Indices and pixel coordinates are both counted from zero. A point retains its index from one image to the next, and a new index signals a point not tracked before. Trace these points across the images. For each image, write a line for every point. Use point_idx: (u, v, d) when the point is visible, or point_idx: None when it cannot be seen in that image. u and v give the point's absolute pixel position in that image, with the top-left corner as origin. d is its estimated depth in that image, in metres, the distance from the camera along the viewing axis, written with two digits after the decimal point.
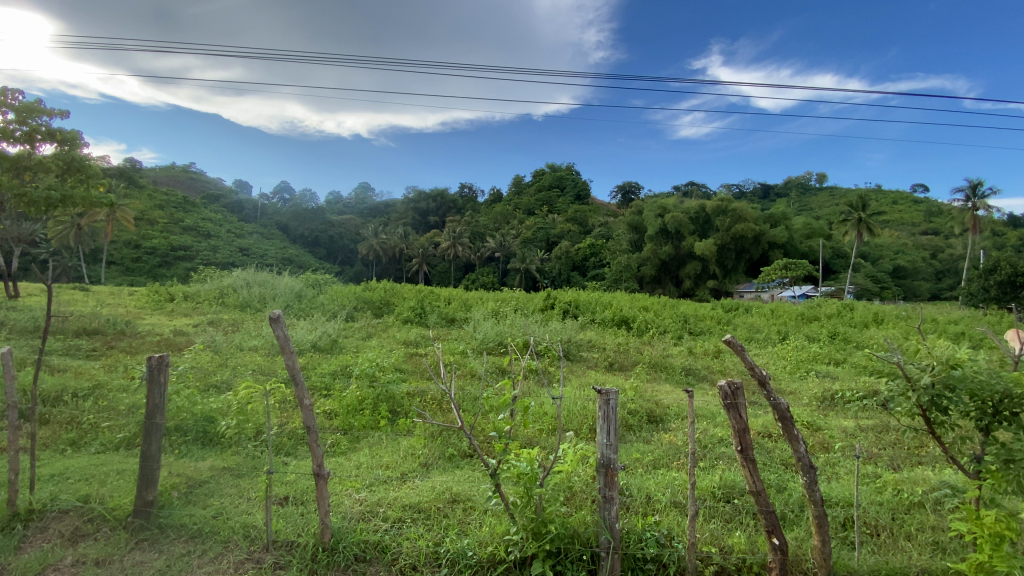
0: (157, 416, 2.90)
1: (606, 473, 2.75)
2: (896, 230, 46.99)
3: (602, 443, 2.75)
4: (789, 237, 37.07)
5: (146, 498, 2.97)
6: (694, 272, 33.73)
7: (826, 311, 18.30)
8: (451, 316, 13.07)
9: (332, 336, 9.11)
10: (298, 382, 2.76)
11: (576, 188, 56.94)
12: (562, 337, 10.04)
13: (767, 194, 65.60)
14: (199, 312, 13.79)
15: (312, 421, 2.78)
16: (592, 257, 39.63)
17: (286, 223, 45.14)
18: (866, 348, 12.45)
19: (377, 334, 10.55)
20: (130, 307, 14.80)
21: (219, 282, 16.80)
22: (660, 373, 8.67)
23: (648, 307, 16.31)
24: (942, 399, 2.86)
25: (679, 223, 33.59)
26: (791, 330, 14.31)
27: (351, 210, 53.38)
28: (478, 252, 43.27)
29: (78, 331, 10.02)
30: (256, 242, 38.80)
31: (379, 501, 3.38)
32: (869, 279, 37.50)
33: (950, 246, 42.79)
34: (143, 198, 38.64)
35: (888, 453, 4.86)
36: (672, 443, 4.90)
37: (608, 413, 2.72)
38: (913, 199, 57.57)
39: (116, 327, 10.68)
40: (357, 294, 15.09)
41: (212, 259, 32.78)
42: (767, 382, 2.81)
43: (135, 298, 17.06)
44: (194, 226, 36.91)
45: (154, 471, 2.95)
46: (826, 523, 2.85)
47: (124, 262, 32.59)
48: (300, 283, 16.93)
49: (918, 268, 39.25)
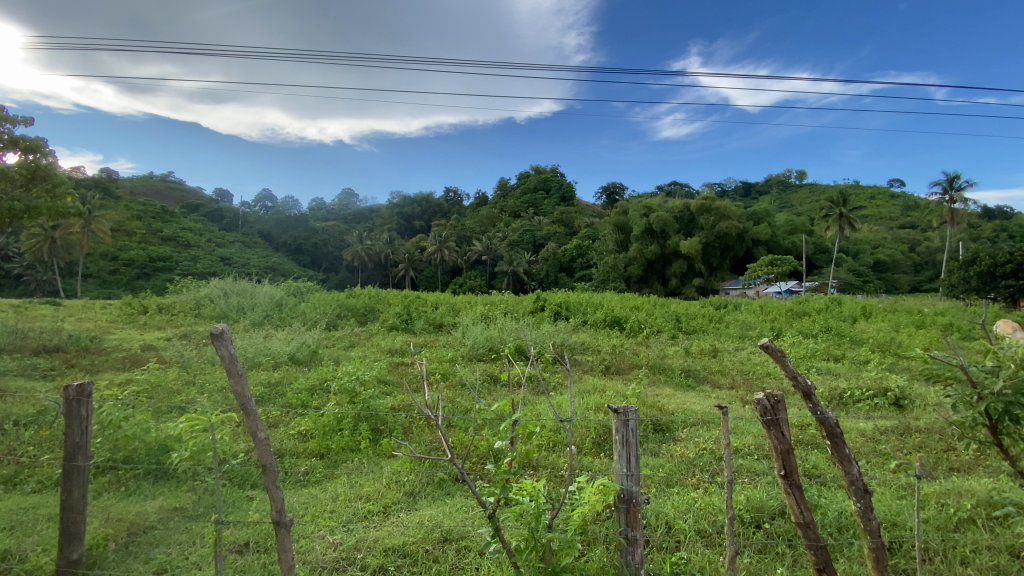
0: (77, 457, 2.37)
1: (628, 510, 2.32)
2: (875, 224, 47.51)
3: (622, 473, 2.32)
4: (773, 234, 37.14)
5: (68, 557, 2.41)
6: (681, 271, 33.58)
7: (814, 305, 18.10)
8: (439, 321, 12.56)
9: (311, 347, 8.56)
10: (249, 413, 2.26)
11: (561, 190, 56.66)
12: (554, 340, 9.58)
13: (748, 191, 66.05)
14: (173, 325, 13.07)
15: (268, 458, 2.30)
16: (579, 258, 39.28)
17: (269, 231, 44.22)
18: (860, 343, 12.22)
19: (360, 343, 10.03)
20: (100, 321, 14.03)
21: (197, 293, 16.10)
22: (660, 375, 8.26)
23: (639, 306, 15.96)
24: (1017, 407, 2.76)
25: (664, 222, 33.42)
26: (783, 326, 14.05)
27: (335, 217, 52.56)
28: (465, 256, 42.70)
29: (37, 350, 9.29)
30: (238, 250, 37.85)
31: (358, 543, 2.91)
32: (851, 273, 37.76)
33: (928, 238, 43.27)
34: (119, 209, 37.56)
35: (916, 458, 4.54)
36: (684, 455, 4.45)
37: (628, 437, 2.30)
38: (891, 194, 58.33)
39: (80, 343, 9.95)
40: (340, 301, 14.50)
41: (192, 270, 31.71)
42: (812, 395, 2.44)
43: (107, 311, 16.21)
44: (173, 236, 35.81)
45: (78, 525, 2.41)
46: (884, 557, 2.52)
47: (101, 274, 31.51)
48: (281, 291, 16.25)
49: (897, 262, 39.68)
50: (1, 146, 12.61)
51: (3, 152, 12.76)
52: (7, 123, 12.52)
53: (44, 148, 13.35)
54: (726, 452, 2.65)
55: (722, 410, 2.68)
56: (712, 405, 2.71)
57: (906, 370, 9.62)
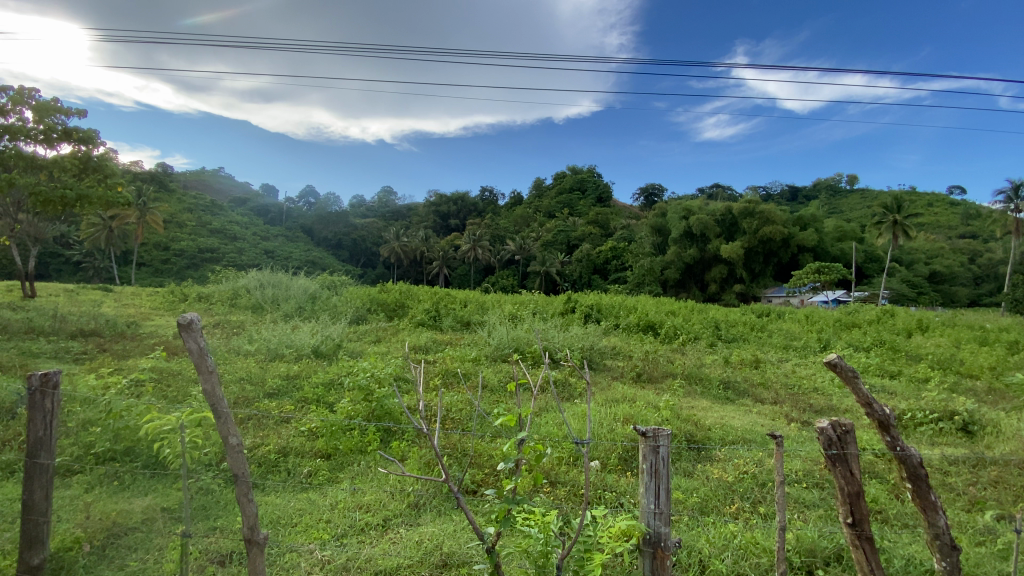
0: (41, 454, 2.28)
1: (654, 555, 1.95)
2: (932, 233, 44.78)
3: (649, 510, 1.95)
4: (820, 240, 35.37)
5: (29, 562, 2.29)
6: (720, 276, 32.38)
7: (864, 316, 16.94)
8: (467, 320, 12.32)
9: (335, 340, 8.41)
10: (221, 416, 2.03)
11: (597, 191, 55.76)
12: (583, 343, 9.15)
13: (794, 195, 63.36)
14: (208, 314, 13.26)
15: (242, 468, 2.05)
16: (614, 260, 38.39)
17: (311, 226, 45.35)
18: (916, 360, 11.28)
19: (386, 338, 9.91)
20: (143, 308, 14.41)
21: (235, 283, 16.37)
22: (696, 386, 7.71)
23: (675, 311, 15.31)
24: None
25: (704, 225, 32.32)
26: (831, 337, 13.12)
27: (374, 213, 53.52)
28: (498, 255, 42.49)
29: (74, 333, 9.49)
30: (281, 244, 38.84)
31: (347, 563, 2.63)
32: (905, 284, 35.59)
33: (989, 249, 40.38)
34: (172, 201, 39.11)
35: (996, 495, 3.97)
36: (722, 478, 3.98)
37: (658, 468, 1.92)
38: (950, 201, 54.84)
39: (116, 329, 10.14)
40: (371, 295, 14.43)
41: (237, 261, 32.62)
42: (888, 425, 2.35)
43: (151, 298, 16.68)
44: (221, 228, 36.92)
45: (41, 529, 2.30)
46: None
47: (154, 263, 32.87)
48: (315, 284, 16.33)
49: (955, 273, 37.15)
50: (56, 137, 13.14)
51: (59, 143, 13.32)
52: (61, 114, 13.04)
53: (96, 139, 13.88)
54: (782, 486, 2.43)
55: (778, 439, 2.50)
56: (768, 433, 2.54)
57: (970, 392, 8.74)
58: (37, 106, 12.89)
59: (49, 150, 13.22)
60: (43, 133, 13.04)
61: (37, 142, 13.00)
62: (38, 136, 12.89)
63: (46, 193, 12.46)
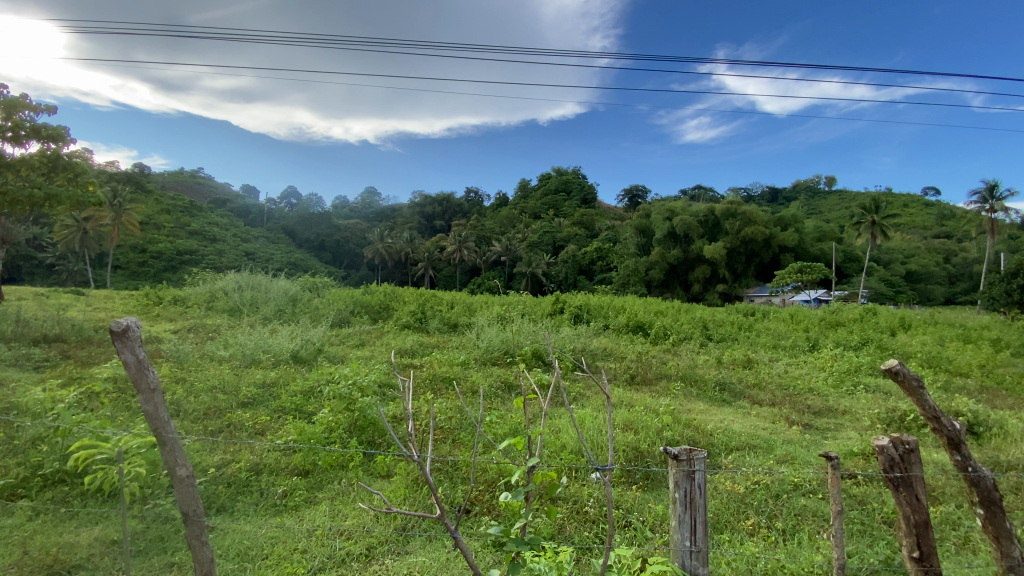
0: None
1: None
2: (908, 234, 45.55)
3: (682, 543, 1.94)
4: (801, 240, 35.69)
5: None
6: (704, 276, 32.46)
7: (848, 315, 16.96)
8: (454, 322, 11.98)
9: (317, 344, 8.02)
10: (167, 444, 2.02)
11: (582, 192, 55.73)
12: (575, 345, 8.87)
13: (775, 196, 64.11)
14: (184, 317, 12.71)
15: (193, 505, 2.05)
16: (599, 261, 38.26)
17: (292, 228, 44.44)
18: (904, 357, 11.22)
19: (370, 342, 9.53)
20: (115, 312, 13.76)
21: (212, 286, 15.73)
22: (692, 388, 7.48)
23: (663, 312, 15.10)
24: None
25: (688, 226, 32.33)
26: (818, 336, 13.01)
27: (357, 215, 52.73)
28: (484, 256, 42.11)
29: (37, 339, 8.91)
30: (262, 245, 37.99)
31: None
32: (884, 283, 36.06)
33: (964, 249, 41.17)
34: (149, 202, 37.98)
35: (1017, 503, 3.77)
36: (734, 490, 3.69)
37: (693, 497, 1.91)
38: (924, 202, 55.87)
39: (83, 334, 9.56)
40: (355, 297, 13.99)
41: (217, 263, 31.67)
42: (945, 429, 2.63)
43: (124, 302, 15.97)
44: (200, 230, 35.85)
45: None
46: None
47: (130, 266, 31.85)
48: (296, 286, 15.81)
49: (931, 272, 37.76)
50: (23, 134, 12.46)
51: (27, 142, 12.65)
52: (28, 110, 12.39)
53: (65, 138, 13.24)
54: (839, 517, 2.28)
55: (834, 461, 2.31)
56: (823, 455, 2.34)
57: (962, 391, 8.65)
58: (4, 103, 12.25)
59: (16, 148, 12.51)
60: (9, 129, 12.34)
61: (3, 139, 12.32)
62: (4, 134, 12.21)
63: (13, 193, 11.77)
